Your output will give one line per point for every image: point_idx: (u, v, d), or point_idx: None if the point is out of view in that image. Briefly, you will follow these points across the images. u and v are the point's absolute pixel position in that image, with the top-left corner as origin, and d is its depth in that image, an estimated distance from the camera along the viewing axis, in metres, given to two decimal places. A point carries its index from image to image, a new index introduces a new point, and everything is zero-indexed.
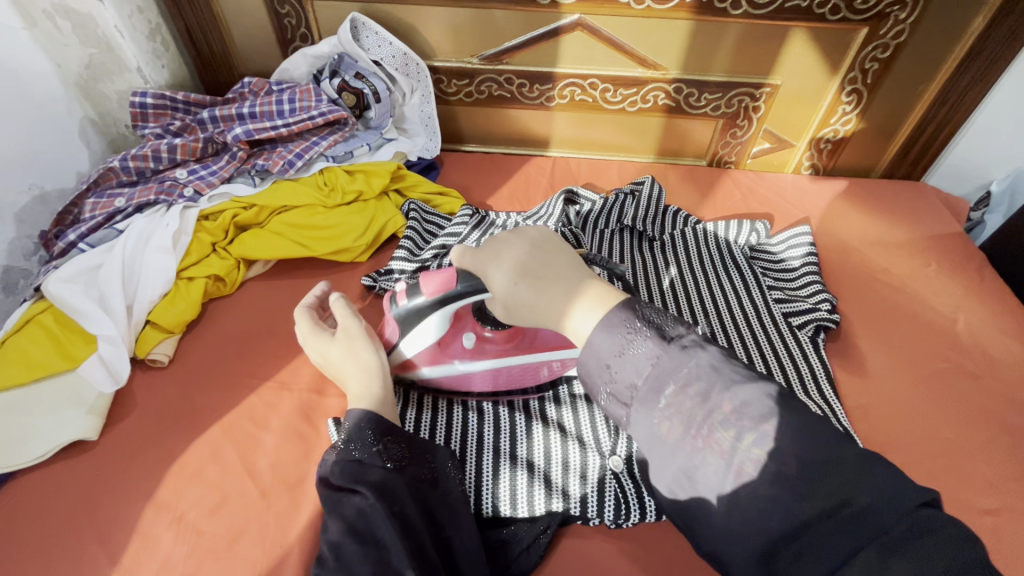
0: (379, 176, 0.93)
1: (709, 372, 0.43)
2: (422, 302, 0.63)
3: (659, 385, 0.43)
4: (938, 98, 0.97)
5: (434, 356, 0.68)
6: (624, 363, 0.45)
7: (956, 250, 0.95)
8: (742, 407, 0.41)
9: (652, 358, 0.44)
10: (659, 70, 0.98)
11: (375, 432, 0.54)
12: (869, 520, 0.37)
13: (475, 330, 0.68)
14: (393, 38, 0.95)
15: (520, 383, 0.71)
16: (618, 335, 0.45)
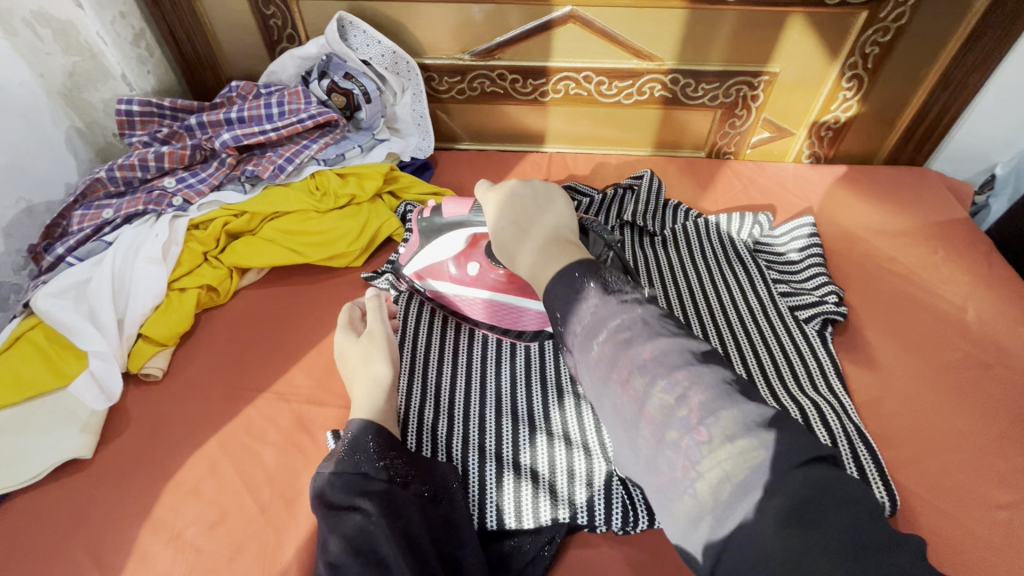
0: (371, 178, 0.91)
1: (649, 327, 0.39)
2: (442, 219, 0.73)
3: (592, 332, 0.41)
4: (942, 81, 0.95)
5: (435, 266, 0.76)
6: (564, 310, 0.43)
7: (963, 236, 0.93)
8: (659, 355, 0.38)
9: (590, 306, 0.42)
10: (654, 61, 0.96)
11: (378, 442, 0.54)
12: (757, 465, 0.33)
13: (480, 261, 0.73)
14: (381, 37, 0.93)
15: (532, 322, 0.73)
16: (570, 288, 0.43)
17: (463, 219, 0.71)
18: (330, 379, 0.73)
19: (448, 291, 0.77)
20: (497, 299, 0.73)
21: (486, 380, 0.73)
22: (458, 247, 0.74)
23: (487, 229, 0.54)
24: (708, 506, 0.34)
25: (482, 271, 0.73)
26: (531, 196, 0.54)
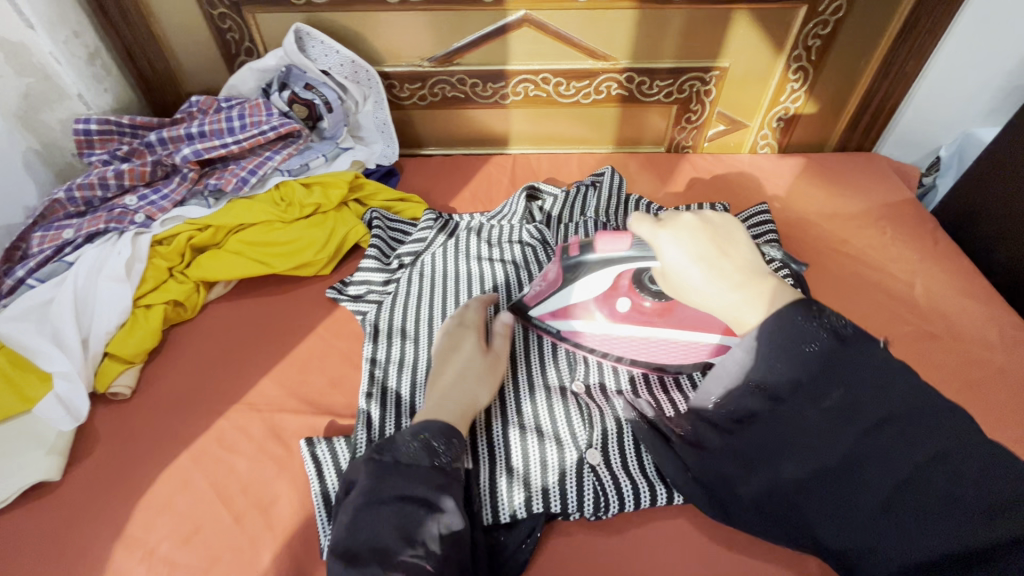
0: (336, 186, 0.92)
1: (872, 368, 0.42)
2: (593, 256, 0.65)
3: (801, 380, 0.43)
4: (881, 69, 1.00)
5: (568, 308, 0.71)
6: (755, 356, 0.46)
7: (910, 217, 0.97)
8: (879, 402, 0.41)
9: (801, 351, 0.43)
10: (609, 61, 0.99)
11: (434, 435, 0.56)
12: (981, 495, 0.37)
13: (631, 296, 0.69)
14: (339, 46, 0.94)
15: (657, 357, 0.71)
16: (793, 336, 0.44)
17: (618, 258, 0.63)
18: (302, 387, 0.74)
19: (589, 331, 0.71)
20: (630, 334, 0.70)
21: None
22: (602, 285, 0.68)
23: (680, 270, 0.50)
24: (895, 516, 0.40)
25: (631, 310, 0.69)
26: (674, 230, 0.51)
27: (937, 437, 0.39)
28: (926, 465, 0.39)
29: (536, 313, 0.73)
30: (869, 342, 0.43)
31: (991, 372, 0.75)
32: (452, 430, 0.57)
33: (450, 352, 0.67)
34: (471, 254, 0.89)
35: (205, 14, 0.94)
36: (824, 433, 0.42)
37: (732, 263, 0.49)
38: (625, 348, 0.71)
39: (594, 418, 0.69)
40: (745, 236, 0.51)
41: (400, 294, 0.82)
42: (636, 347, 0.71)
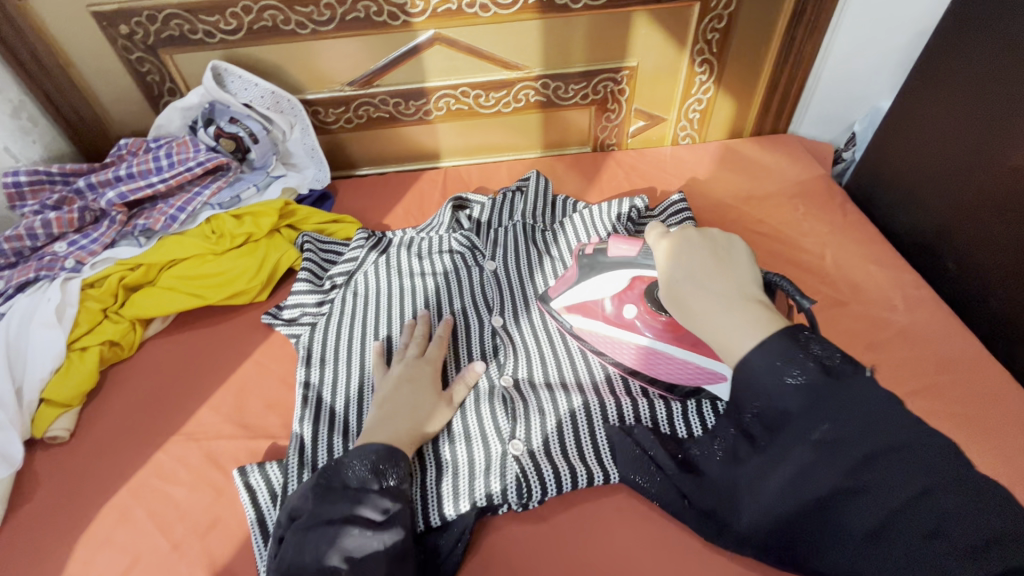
0: (266, 214, 0.94)
1: (869, 400, 0.42)
2: (607, 257, 0.72)
3: (816, 419, 0.42)
4: (780, 55, 1.05)
5: (584, 303, 0.74)
6: (776, 391, 0.43)
7: (821, 192, 1.02)
8: (858, 439, 0.41)
9: (801, 385, 0.43)
10: (522, 70, 1.03)
11: (381, 459, 0.60)
12: (968, 528, 0.38)
13: (639, 305, 0.71)
14: (258, 79, 0.96)
15: (662, 373, 0.69)
16: (780, 362, 0.43)
17: (632, 262, 0.69)
18: (238, 412, 0.76)
19: (594, 331, 0.73)
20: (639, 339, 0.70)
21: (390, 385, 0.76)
22: (613, 286, 0.72)
23: (677, 277, 0.51)
24: (882, 548, 0.40)
25: (638, 316, 0.71)
26: (679, 245, 0.53)
27: (919, 473, 0.39)
28: (922, 497, 0.39)
29: (557, 303, 0.76)
30: (857, 371, 0.43)
31: (892, 331, 0.79)
32: (399, 451, 0.62)
33: (402, 373, 0.72)
34: (401, 270, 0.92)
35: (122, 58, 0.97)
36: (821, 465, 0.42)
37: (724, 287, 0.49)
38: (599, 344, 0.73)
39: (518, 410, 0.70)
40: (746, 257, 0.52)
41: (334, 314, 0.85)
42: (631, 357, 0.71)
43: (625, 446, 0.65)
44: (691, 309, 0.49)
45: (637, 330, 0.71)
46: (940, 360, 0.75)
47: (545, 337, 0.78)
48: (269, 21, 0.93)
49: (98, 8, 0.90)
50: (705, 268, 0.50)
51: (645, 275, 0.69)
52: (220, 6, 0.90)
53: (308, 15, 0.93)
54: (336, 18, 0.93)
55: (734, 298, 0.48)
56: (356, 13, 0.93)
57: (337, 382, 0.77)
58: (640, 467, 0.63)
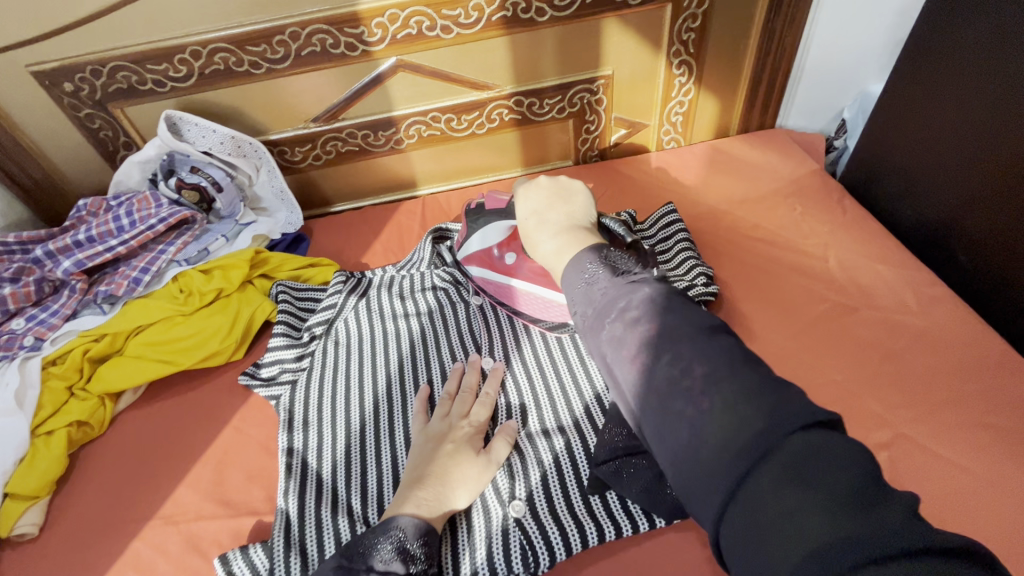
0: (236, 267, 0.89)
1: (657, 300, 0.41)
2: (491, 211, 0.80)
3: (603, 315, 0.42)
4: (761, 49, 1.00)
5: (477, 252, 0.81)
6: (584, 293, 0.45)
7: (818, 188, 0.97)
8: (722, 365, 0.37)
9: (601, 287, 0.44)
10: (493, 89, 0.99)
11: (412, 538, 0.54)
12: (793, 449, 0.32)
13: (519, 252, 0.77)
14: (215, 125, 0.91)
15: (542, 309, 0.76)
16: (582, 265, 0.46)
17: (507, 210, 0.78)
18: (218, 488, 0.70)
19: (493, 277, 0.79)
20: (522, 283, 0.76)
21: (380, 444, 0.71)
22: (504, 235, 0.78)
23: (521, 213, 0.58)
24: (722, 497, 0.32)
25: (518, 261, 0.76)
26: (529, 189, 0.60)
27: (723, 396, 0.35)
28: (730, 420, 0.34)
29: (460, 258, 0.84)
30: (654, 279, 0.44)
31: (911, 337, 0.74)
32: (432, 529, 0.56)
33: (440, 432, 0.65)
34: (384, 315, 0.86)
35: (72, 117, 0.92)
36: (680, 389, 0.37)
37: (552, 220, 0.55)
38: (521, 300, 0.77)
39: (517, 466, 0.65)
40: (584, 199, 0.58)
41: (315, 369, 0.80)
42: (525, 298, 0.77)
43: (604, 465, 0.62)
44: (540, 248, 0.54)
45: (518, 275, 0.76)
46: (965, 364, 0.70)
47: (541, 380, 0.74)
48: (220, 64, 0.88)
49: (38, 67, 0.85)
50: (538, 208, 0.57)
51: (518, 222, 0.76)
52: (166, 53, 0.86)
53: (260, 54, 0.88)
54: (291, 54, 0.89)
55: (563, 225, 0.54)
56: (312, 48, 0.88)
57: (323, 446, 0.72)
58: (639, 475, 0.60)
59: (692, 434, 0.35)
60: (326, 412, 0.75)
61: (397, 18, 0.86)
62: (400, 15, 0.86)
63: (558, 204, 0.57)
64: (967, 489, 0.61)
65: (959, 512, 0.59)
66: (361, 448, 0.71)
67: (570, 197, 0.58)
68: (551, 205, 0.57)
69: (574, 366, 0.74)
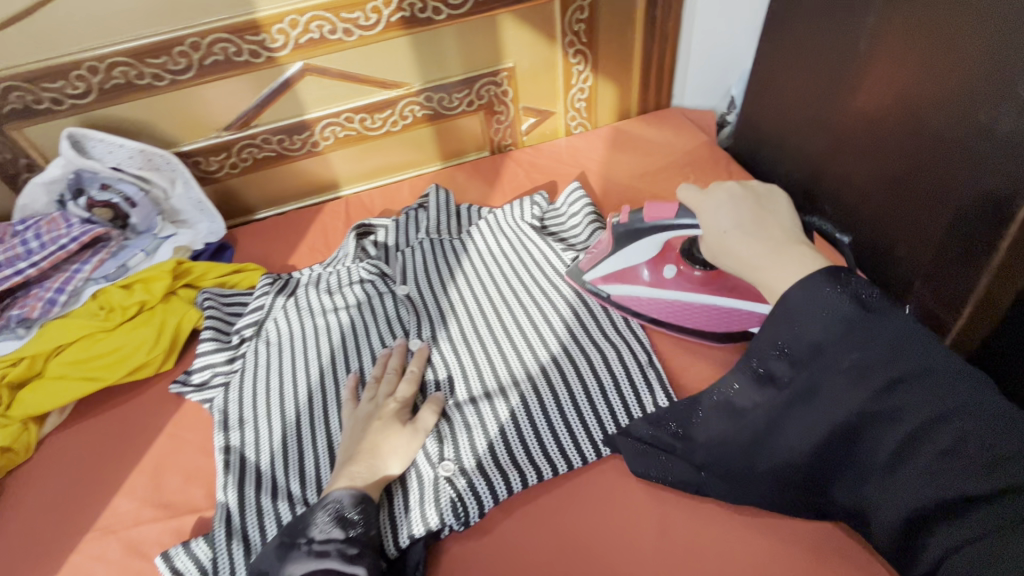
0: (158, 279, 0.89)
1: (897, 333, 0.46)
2: (644, 223, 0.76)
3: (847, 348, 0.47)
4: (647, 35, 1.09)
5: (625, 272, 0.81)
6: (812, 320, 0.49)
7: (707, 158, 1.07)
8: (890, 362, 0.46)
9: (835, 313, 0.48)
10: (402, 87, 1.03)
11: (351, 506, 0.59)
12: (985, 454, 0.42)
13: (676, 265, 0.81)
14: (123, 140, 0.92)
15: (694, 323, 0.79)
16: (814, 296, 0.49)
17: (664, 224, 0.73)
18: (156, 493, 0.72)
19: (637, 293, 0.82)
20: (688, 296, 0.79)
21: (315, 429, 0.74)
22: (655, 250, 0.80)
23: (722, 226, 0.59)
24: (949, 514, 0.43)
25: (678, 274, 0.80)
26: (741, 194, 0.60)
27: (948, 409, 0.44)
28: (962, 443, 0.43)
29: (593, 277, 0.82)
30: (887, 309, 0.47)
31: None
32: (367, 498, 0.60)
33: (367, 413, 0.70)
34: (313, 311, 0.89)
35: None
36: (848, 393, 0.48)
37: (758, 235, 0.56)
38: (665, 315, 0.80)
39: (445, 431, 0.70)
40: (785, 206, 0.60)
41: (247, 370, 0.82)
42: (670, 312, 0.80)
43: (626, 443, 0.68)
44: (749, 266, 0.55)
45: (686, 286, 0.80)
46: None
47: (468, 354, 0.79)
48: (120, 78, 0.88)
49: None
50: (739, 219, 0.58)
51: (673, 238, 0.79)
52: (61, 70, 0.85)
53: (161, 66, 0.89)
54: (194, 64, 0.90)
55: (778, 242, 0.55)
56: (215, 57, 0.90)
57: (259, 440, 0.74)
58: (652, 462, 0.66)
59: (925, 466, 0.44)
60: (260, 407, 0.77)
61: (297, 23, 0.89)
62: (300, 21, 0.89)
63: (781, 215, 0.58)
64: None
65: None
66: (297, 437, 0.74)
67: (780, 205, 0.60)
68: (774, 210, 0.59)
69: (496, 338, 0.80)
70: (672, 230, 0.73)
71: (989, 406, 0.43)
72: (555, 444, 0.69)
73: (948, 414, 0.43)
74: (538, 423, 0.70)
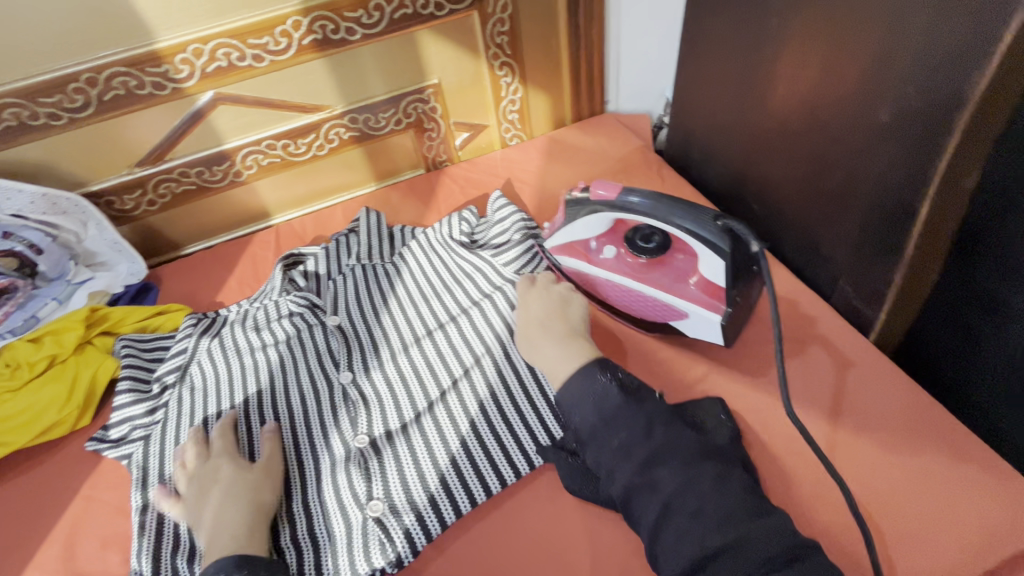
0: (69, 329, 0.84)
1: (644, 413, 0.57)
2: (591, 204, 0.72)
3: (609, 424, 0.57)
4: (572, 44, 1.09)
5: (572, 244, 0.78)
6: (585, 404, 0.58)
7: (640, 164, 1.07)
8: (641, 441, 0.55)
9: (594, 397, 0.58)
10: (324, 110, 1.00)
11: (239, 565, 0.56)
12: (722, 514, 0.50)
13: (618, 248, 0.77)
14: (20, 184, 0.86)
15: (629, 307, 0.77)
16: (585, 382, 0.59)
17: (612, 207, 0.70)
18: (70, 562, 0.67)
19: (580, 267, 0.78)
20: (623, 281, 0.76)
21: None
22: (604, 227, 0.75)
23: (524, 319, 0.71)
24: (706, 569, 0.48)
25: (619, 256, 0.77)
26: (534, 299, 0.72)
27: (683, 470, 0.53)
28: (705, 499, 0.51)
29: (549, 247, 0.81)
30: (640, 393, 0.59)
31: None
32: (254, 555, 0.58)
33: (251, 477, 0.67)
34: (240, 350, 0.83)
35: None
36: (619, 465, 0.54)
37: (558, 326, 0.68)
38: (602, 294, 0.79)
39: (373, 469, 0.68)
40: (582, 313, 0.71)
41: (169, 419, 0.77)
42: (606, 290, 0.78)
43: (559, 455, 0.67)
44: (546, 359, 0.65)
45: (621, 271, 0.76)
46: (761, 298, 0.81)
47: (401, 383, 0.76)
48: (11, 120, 0.83)
49: None
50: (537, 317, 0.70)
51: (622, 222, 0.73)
52: None
53: (55, 104, 0.84)
54: (92, 101, 0.85)
55: (569, 338, 0.66)
56: (114, 91, 0.85)
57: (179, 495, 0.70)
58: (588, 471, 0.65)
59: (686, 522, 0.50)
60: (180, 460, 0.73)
61: (201, 52, 0.85)
62: (205, 49, 0.85)
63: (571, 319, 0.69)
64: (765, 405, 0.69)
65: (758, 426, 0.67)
66: None
67: (573, 311, 0.71)
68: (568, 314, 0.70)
69: (428, 364, 0.77)
70: (621, 212, 0.69)
71: (720, 472, 0.53)
72: (488, 472, 0.67)
73: (686, 484, 0.52)
74: (472, 452, 0.68)
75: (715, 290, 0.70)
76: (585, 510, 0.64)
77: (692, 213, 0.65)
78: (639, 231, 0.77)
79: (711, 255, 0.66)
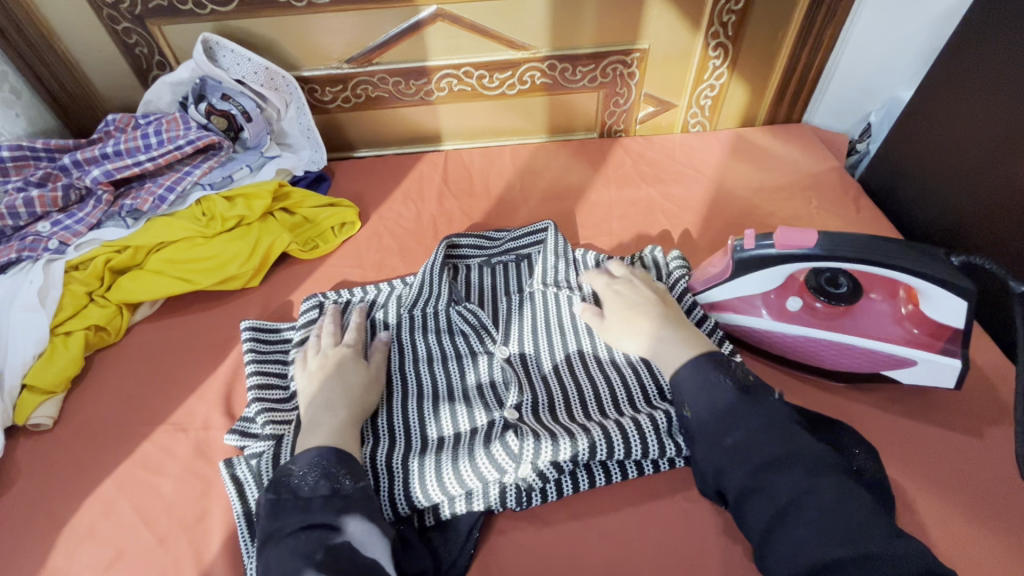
0: (259, 197, 0.91)
1: (770, 419, 0.54)
2: (774, 254, 0.64)
3: (727, 425, 0.54)
4: (799, 40, 1.00)
5: (743, 299, 0.70)
6: (698, 399, 0.57)
7: (834, 184, 0.98)
8: (766, 445, 0.52)
9: (709, 394, 0.57)
10: (528, 50, 0.99)
11: (333, 463, 0.55)
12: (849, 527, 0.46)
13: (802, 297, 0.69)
14: (251, 54, 0.92)
15: (830, 361, 0.68)
16: (705, 381, 0.58)
17: (804, 256, 0.62)
18: (228, 402, 0.73)
19: (756, 327, 0.70)
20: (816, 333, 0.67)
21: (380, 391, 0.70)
22: (778, 282, 0.68)
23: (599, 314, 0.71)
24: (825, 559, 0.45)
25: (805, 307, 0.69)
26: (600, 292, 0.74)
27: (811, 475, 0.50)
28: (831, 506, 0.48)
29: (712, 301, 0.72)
30: (766, 392, 0.56)
31: None
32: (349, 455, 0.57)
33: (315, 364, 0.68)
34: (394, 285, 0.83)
35: (109, 29, 0.93)
36: (739, 465, 0.52)
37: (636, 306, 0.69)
38: (790, 349, 0.70)
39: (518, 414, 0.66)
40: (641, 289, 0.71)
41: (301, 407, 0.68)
42: (794, 346, 0.69)
43: None
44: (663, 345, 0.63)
45: (809, 324, 0.68)
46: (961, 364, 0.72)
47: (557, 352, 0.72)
48: None
49: None
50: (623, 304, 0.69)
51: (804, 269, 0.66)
52: None
53: None
54: None
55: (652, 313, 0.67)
56: None
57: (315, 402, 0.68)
58: None
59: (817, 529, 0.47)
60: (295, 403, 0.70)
61: None
62: None
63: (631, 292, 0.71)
64: (952, 475, 0.62)
65: (938, 494, 0.60)
66: None
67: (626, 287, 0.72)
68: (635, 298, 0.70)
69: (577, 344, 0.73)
70: (821, 262, 0.61)
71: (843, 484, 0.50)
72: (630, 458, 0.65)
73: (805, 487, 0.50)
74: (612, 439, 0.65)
75: (937, 331, 0.63)
76: (723, 516, 0.62)
77: (907, 261, 0.57)
78: (821, 275, 0.70)
79: (945, 296, 0.59)
